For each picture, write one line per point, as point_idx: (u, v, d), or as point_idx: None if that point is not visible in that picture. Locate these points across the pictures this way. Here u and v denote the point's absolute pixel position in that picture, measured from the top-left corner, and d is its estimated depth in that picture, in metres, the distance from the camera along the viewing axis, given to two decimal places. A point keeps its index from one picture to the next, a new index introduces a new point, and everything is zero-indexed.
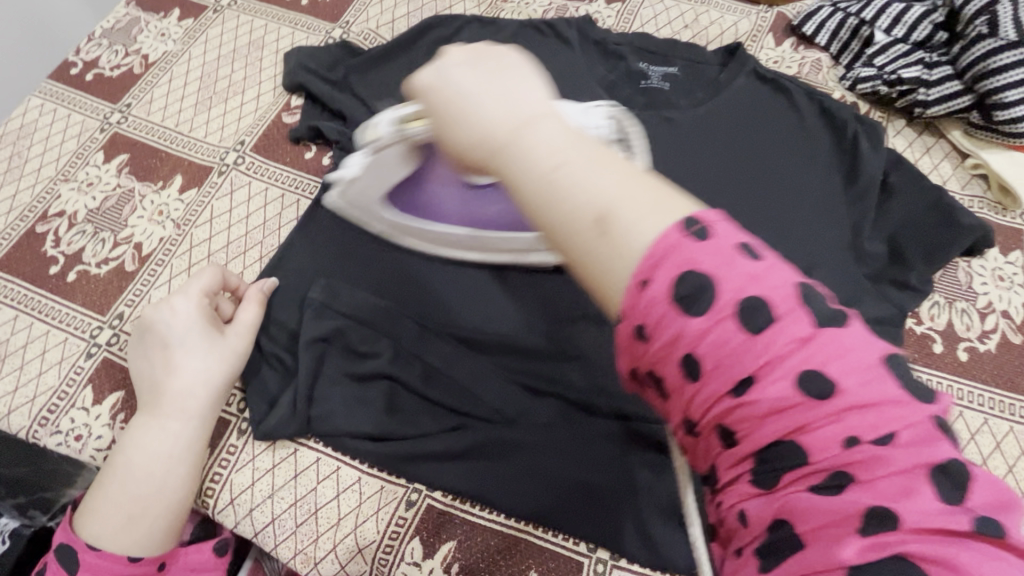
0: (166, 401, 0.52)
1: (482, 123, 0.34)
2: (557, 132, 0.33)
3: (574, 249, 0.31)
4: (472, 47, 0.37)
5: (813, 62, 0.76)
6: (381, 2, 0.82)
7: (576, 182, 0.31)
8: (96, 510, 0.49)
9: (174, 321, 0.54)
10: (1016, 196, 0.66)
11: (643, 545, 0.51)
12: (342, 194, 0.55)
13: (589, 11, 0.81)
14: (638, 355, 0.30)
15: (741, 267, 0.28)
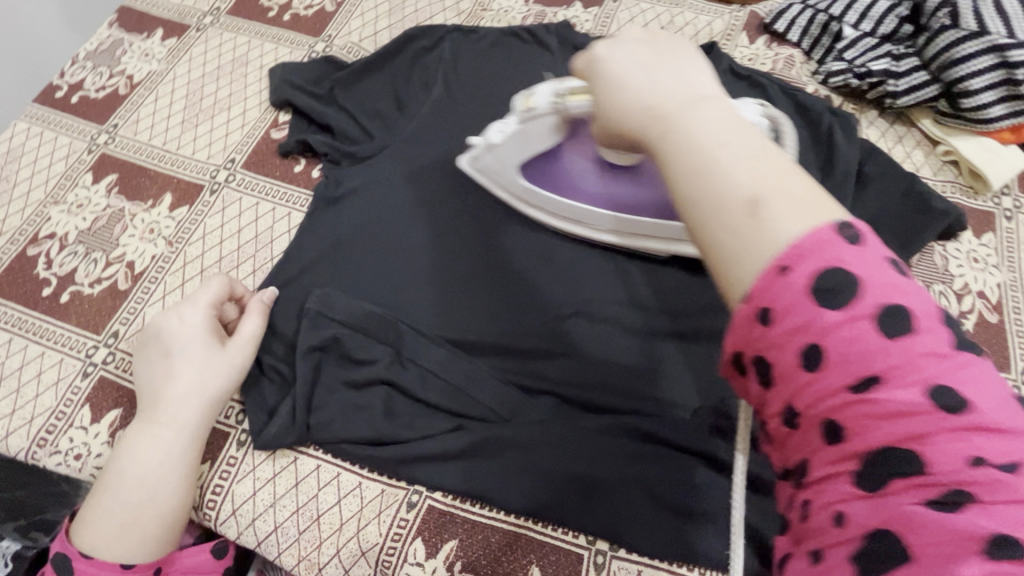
0: (162, 411, 0.53)
1: (647, 93, 0.33)
2: (722, 113, 0.31)
3: (703, 225, 0.29)
4: (650, 32, 0.37)
5: (786, 58, 0.78)
6: (362, 15, 0.83)
7: (729, 162, 0.29)
8: (93, 515, 0.50)
9: (182, 329, 0.55)
10: (987, 179, 0.68)
11: (641, 535, 0.51)
12: (481, 164, 0.64)
13: (567, 15, 0.83)
14: (755, 333, 0.28)
15: (888, 277, 0.26)
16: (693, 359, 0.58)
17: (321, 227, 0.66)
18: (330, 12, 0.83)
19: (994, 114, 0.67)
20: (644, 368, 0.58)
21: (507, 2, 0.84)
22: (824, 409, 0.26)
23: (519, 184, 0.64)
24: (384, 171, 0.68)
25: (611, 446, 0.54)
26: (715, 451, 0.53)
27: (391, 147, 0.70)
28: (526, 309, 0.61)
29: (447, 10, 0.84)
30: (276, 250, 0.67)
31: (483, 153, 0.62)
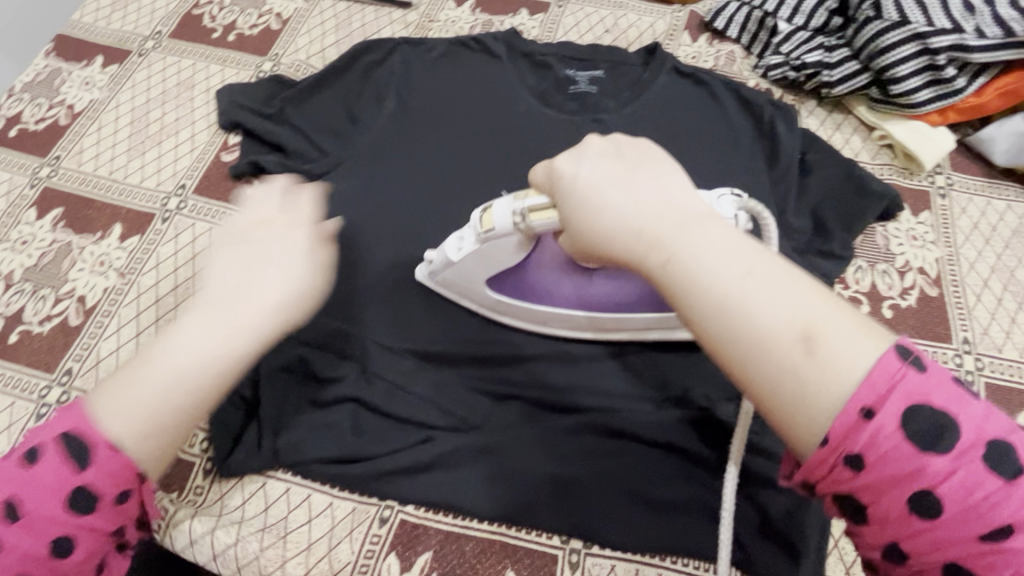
0: (231, 312, 0.41)
1: (642, 223, 0.37)
2: (724, 238, 0.35)
3: (756, 362, 0.32)
4: (613, 147, 0.42)
5: (727, 55, 0.80)
6: (309, 32, 0.83)
7: (762, 297, 0.33)
8: (118, 393, 0.39)
9: (281, 237, 0.45)
10: (920, 160, 0.71)
11: (614, 530, 0.52)
12: (440, 277, 0.59)
13: (514, 23, 0.84)
14: (846, 478, 0.31)
15: (973, 409, 0.31)
16: (659, 354, 0.59)
17: None
18: (276, 31, 0.83)
19: (921, 98, 0.71)
20: (608, 365, 0.59)
21: (454, 12, 0.85)
22: (933, 544, 0.30)
23: (489, 297, 0.59)
24: (340, 189, 0.68)
25: (580, 446, 0.54)
26: (680, 441, 0.54)
27: (347, 163, 0.70)
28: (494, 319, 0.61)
29: (394, 23, 0.84)
30: None
31: (443, 269, 0.58)
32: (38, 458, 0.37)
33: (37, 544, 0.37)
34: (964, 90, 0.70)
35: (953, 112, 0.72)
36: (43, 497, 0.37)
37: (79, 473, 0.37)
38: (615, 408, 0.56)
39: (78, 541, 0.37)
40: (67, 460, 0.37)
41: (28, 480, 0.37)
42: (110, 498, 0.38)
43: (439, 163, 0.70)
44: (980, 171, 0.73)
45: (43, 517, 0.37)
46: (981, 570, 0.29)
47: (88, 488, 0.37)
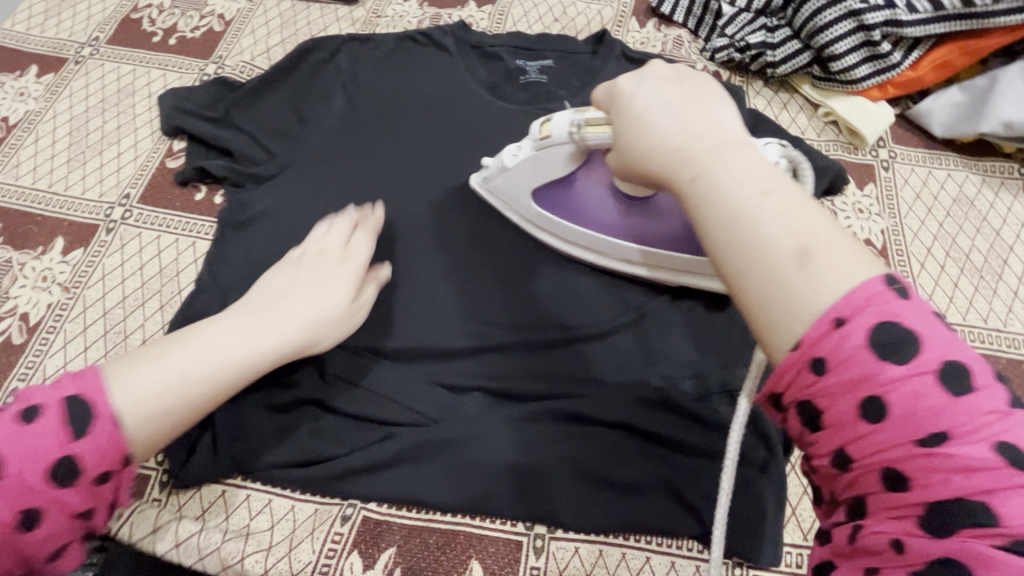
0: (276, 325, 0.49)
1: (682, 138, 0.38)
2: (753, 161, 0.35)
3: (750, 272, 0.32)
4: (680, 72, 0.43)
5: (675, 39, 0.81)
6: (253, 33, 0.81)
7: (767, 211, 0.33)
8: (142, 366, 0.43)
9: (335, 269, 0.54)
10: (862, 135, 0.73)
11: (575, 513, 0.53)
12: (491, 186, 0.63)
13: (462, 15, 0.84)
14: (808, 383, 0.31)
15: (943, 333, 0.30)
16: (617, 338, 0.59)
17: (231, 254, 0.64)
18: (219, 33, 0.81)
19: (861, 74, 0.72)
20: (569, 350, 0.59)
21: (401, 7, 0.84)
22: (881, 454, 0.29)
23: (533, 210, 0.62)
24: (291, 190, 0.67)
25: (541, 432, 0.55)
26: (640, 423, 0.55)
27: (296, 163, 0.69)
28: (460, 313, 0.61)
29: (341, 20, 0.83)
30: (183, 282, 0.64)
31: (496, 176, 0.62)
32: (37, 418, 0.37)
33: (5, 509, 0.36)
34: (900, 65, 0.72)
35: (891, 86, 0.73)
36: (30, 460, 0.37)
37: (70, 443, 0.37)
38: (574, 393, 0.56)
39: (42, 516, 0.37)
40: (63, 426, 0.38)
41: (17, 439, 0.37)
42: (90, 477, 0.38)
43: (391, 158, 0.69)
44: (921, 143, 0.75)
45: (21, 481, 0.36)
46: (924, 487, 0.28)
47: (70, 462, 0.37)
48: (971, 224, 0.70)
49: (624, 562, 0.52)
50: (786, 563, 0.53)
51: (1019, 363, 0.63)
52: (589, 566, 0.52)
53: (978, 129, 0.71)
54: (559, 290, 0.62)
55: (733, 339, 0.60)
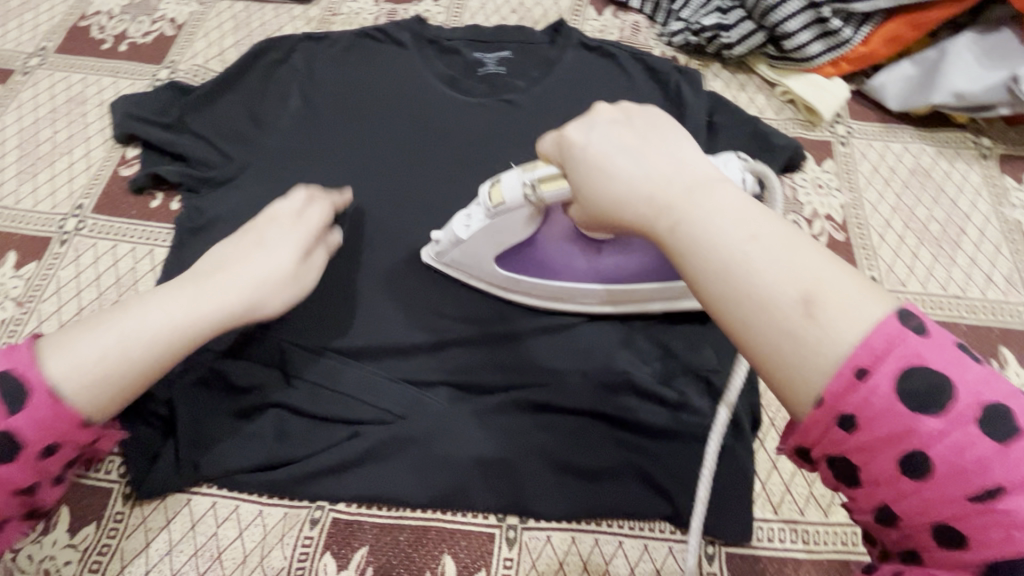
0: (217, 286, 0.48)
1: (651, 188, 0.35)
2: (733, 201, 0.33)
3: (751, 322, 0.30)
4: (621, 109, 0.41)
5: (632, 25, 0.81)
6: (206, 36, 0.80)
7: (761, 257, 0.31)
8: (76, 339, 0.43)
9: (284, 231, 0.53)
10: (818, 112, 0.74)
11: (546, 502, 0.53)
12: (447, 254, 0.58)
13: (418, 10, 0.83)
14: (841, 440, 0.29)
15: (974, 370, 0.27)
16: (583, 326, 0.59)
17: (189, 260, 0.63)
18: (171, 37, 0.80)
19: (813, 52, 0.73)
20: (531, 341, 0.59)
21: (356, 4, 0.83)
22: (925, 507, 0.27)
23: (499, 274, 0.58)
24: (249, 193, 0.66)
25: (508, 423, 0.55)
26: (606, 408, 0.55)
27: (253, 166, 0.68)
28: (421, 308, 0.60)
29: (296, 19, 0.82)
30: (142, 290, 0.63)
31: (451, 247, 0.57)
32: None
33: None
34: (851, 41, 0.73)
35: (844, 62, 0.74)
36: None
37: (6, 418, 0.38)
38: (540, 382, 0.56)
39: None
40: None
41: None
42: (36, 448, 0.39)
43: (349, 156, 0.69)
44: (876, 117, 0.76)
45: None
46: (978, 539, 0.26)
47: (13, 437, 0.38)
48: (927, 195, 0.71)
49: (597, 547, 0.52)
50: (758, 538, 0.53)
51: (978, 328, 0.64)
52: (562, 553, 0.52)
53: (931, 99, 0.72)
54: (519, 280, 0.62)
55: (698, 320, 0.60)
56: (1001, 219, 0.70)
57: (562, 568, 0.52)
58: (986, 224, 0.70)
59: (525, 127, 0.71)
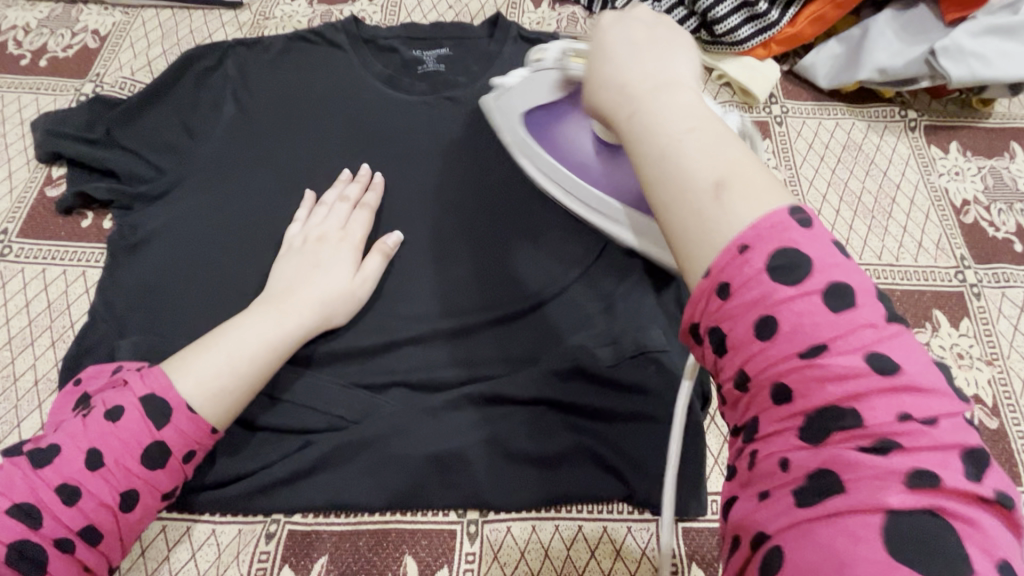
0: (295, 301, 0.55)
1: (627, 80, 0.36)
2: (697, 104, 0.34)
3: (667, 203, 0.31)
4: (645, 10, 0.40)
5: (569, 16, 0.82)
6: (132, 46, 0.77)
7: (692, 147, 0.31)
8: (195, 361, 0.49)
9: (335, 250, 0.60)
10: (753, 94, 0.76)
11: (503, 495, 0.53)
12: (487, 101, 0.60)
13: (354, 10, 0.82)
14: (716, 307, 0.29)
15: (831, 254, 0.28)
16: (533, 317, 0.60)
17: (124, 279, 0.62)
18: (94, 49, 0.77)
19: (744, 35, 0.75)
20: (480, 335, 0.59)
21: (289, 7, 0.82)
22: (767, 367, 0.27)
23: (519, 133, 0.60)
24: (183, 205, 0.64)
25: (461, 419, 0.55)
26: (558, 396, 0.55)
27: (186, 178, 0.66)
28: (375, 310, 0.60)
29: (226, 25, 0.80)
30: (75, 315, 0.62)
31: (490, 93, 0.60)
32: (123, 416, 0.45)
33: (112, 491, 0.45)
34: (779, 22, 0.75)
35: (775, 44, 0.76)
36: (127, 449, 0.45)
37: (157, 431, 0.46)
38: (493, 375, 0.58)
39: (142, 494, 0.46)
40: (148, 419, 0.46)
41: (112, 434, 0.45)
42: (179, 456, 0.47)
43: (290, 163, 0.67)
44: (809, 96, 0.78)
45: (122, 466, 0.45)
46: (805, 395, 0.26)
47: (161, 448, 0.46)
48: (860, 168, 0.74)
49: (557, 534, 0.53)
50: (712, 510, 0.55)
51: (912, 293, 0.66)
52: (522, 543, 0.53)
53: (856, 76, 0.74)
54: (466, 274, 0.62)
55: (647, 304, 0.60)
56: (929, 188, 0.73)
57: (524, 557, 0.52)
58: (915, 193, 0.73)
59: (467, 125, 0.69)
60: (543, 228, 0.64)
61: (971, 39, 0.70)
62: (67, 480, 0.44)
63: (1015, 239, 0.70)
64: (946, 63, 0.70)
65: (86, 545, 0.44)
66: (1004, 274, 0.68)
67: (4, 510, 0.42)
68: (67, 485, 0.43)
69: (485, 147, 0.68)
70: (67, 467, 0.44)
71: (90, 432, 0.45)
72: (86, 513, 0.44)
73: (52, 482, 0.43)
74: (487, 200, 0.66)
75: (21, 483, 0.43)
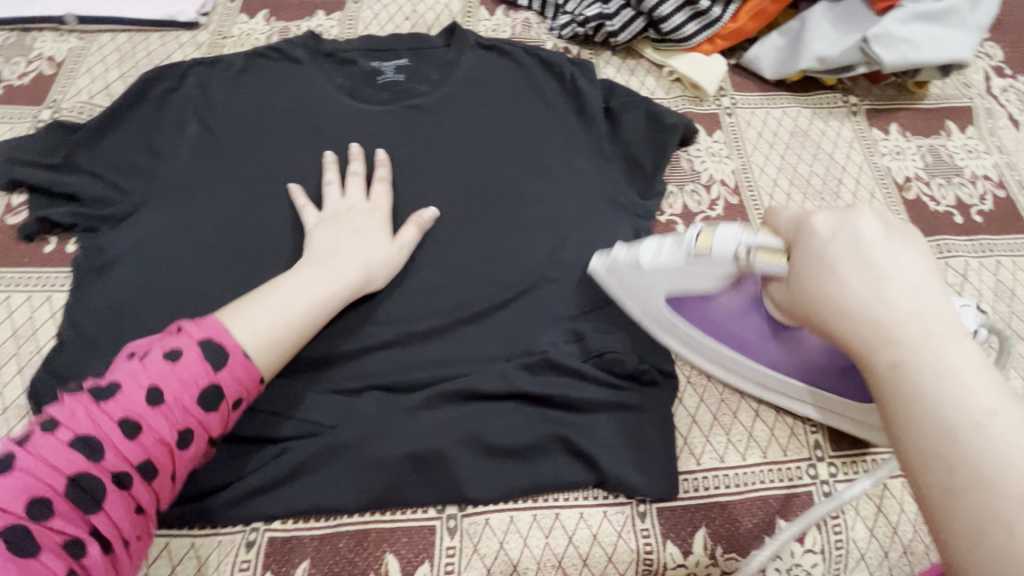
0: (340, 266, 0.58)
1: (884, 315, 0.36)
2: (979, 367, 0.33)
3: (958, 493, 0.31)
4: (882, 220, 0.41)
5: (523, 22, 0.85)
6: (89, 70, 0.77)
7: (996, 432, 0.31)
8: (247, 313, 0.52)
9: (369, 215, 0.64)
10: (703, 87, 0.79)
11: (480, 487, 0.54)
12: (617, 274, 0.58)
13: (311, 25, 0.83)
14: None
15: None
16: (503, 313, 0.62)
17: (90, 301, 0.62)
18: (50, 75, 0.77)
19: (689, 32, 0.79)
20: (452, 334, 0.61)
21: (247, 25, 0.83)
22: None
23: (660, 310, 0.58)
24: (149, 224, 0.65)
25: (436, 417, 0.56)
26: (529, 388, 0.57)
27: (151, 198, 0.66)
28: (347, 318, 0.60)
29: (184, 46, 0.80)
30: (42, 340, 0.63)
31: (626, 267, 0.57)
32: (182, 357, 0.48)
33: (171, 428, 0.47)
34: (722, 19, 0.79)
35: (720, 39, 0.80)
36: (184, 389, 0.47)
37: (213, 374, 0.48)
38: (465, 371, 0.59)
39: (196, 436, 0.48)
40: (205, 362, 0.48)
41: (172, 373, 0.47)
42: (228, 401, 0.49)
43: (253, 175, 0.68)
44: (757, 87, 0.82)
45: (182, 404, 0.47)
46: None
47: (215, 391, 0.48)
48: (808, 153, 0.77)
49: (536, 523, 0.55)
50: (685, 489, 0.57)
51: None
52: (501, 534, 0.54)
53: (798, 66, 0.78)
54: (436, 276, 0.63)
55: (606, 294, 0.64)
56: (873, 168, 0.77)
57: (504, 548, 0.54)
58: (861, 173, 0.76)
59: (429, 131, 0.71)
60: (507, 228, 0.66)
61: (899, 25, 0.74)
62: (129, 415, 0.45)
63: (956, 212, 0.74)
64: (879, 49, 0.74)
65: (143, 481, 0.46)
66: (946, 245, 0.71)
67: (70, 441, 0.44)
68: (128, 419, 0.45)
69: (447, 152, 0.70)
70: (131, 402, 0.46)
71: (150, 371, 0.47)
72: (146, 447, 0.45)
73: (116, 415, 0.45)
74: (453, 204, 0.67)
75: (85, 417, 0.45)
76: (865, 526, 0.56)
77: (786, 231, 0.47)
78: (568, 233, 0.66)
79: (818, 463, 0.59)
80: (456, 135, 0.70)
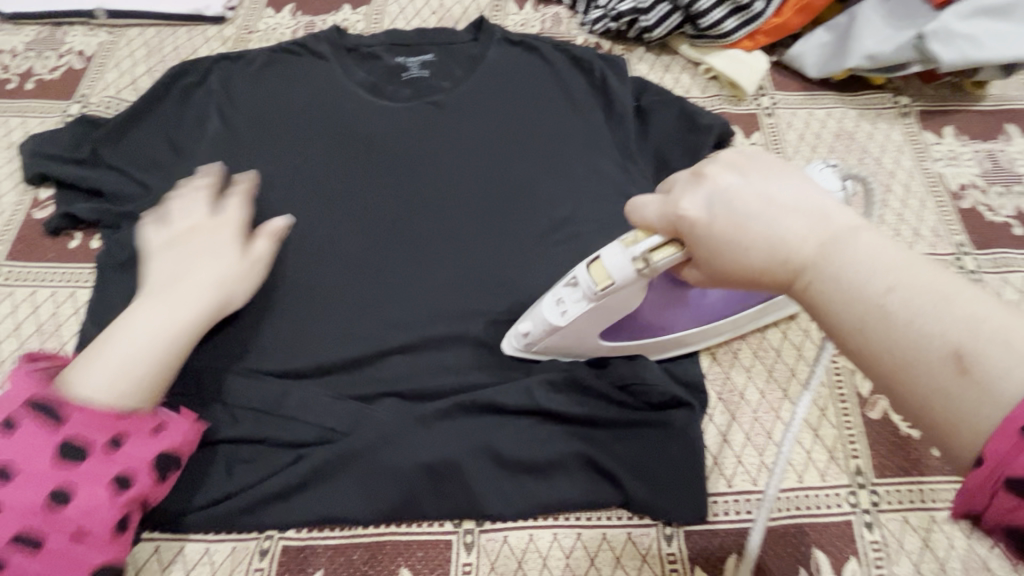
0: (179, 287, 0.54)
1: (783, 251, 0.36)
2: (877, 261, 0.33)
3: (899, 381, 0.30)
4: (741, 162, 0.40)
5: (553, 16, 0.82)
6: (117, 65, 0.77)
7: (907, 315, 0.30)
8: (82, 360, 0.49)
9: (213, 234, 0.58)
10: (741, 86, 0.75)
11: (498, 503, 0.52)
12: (537, 345, 0.56)
13: (337, 20, 0.82)
14: (1008, 508, 0.27)
15: None
16: None
17: (111, 299, 0.62)
18: (81, 70, 0.77)
19: (730, 27, 0.75)
20: (471, 341, 0.59)
21: (273, 19, 0.82)
22: None
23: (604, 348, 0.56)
24: None
25: (453, 428, 0.54)
26: (550, 401, 0.54)
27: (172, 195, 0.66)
28: (362, 318, 0.59)
29: (210, 40, 0.80)
30: (65, 336, 0.63)
31: (544, 335, 0.54)
32: (14, 429, 0.45)
33: (38, 492, 0.45)
34: (765, 13, 0.75)
35: (761, 35, 0.76)
36: (33, 455, 0.45)
37: (58, 431, 0.46)
38: (485, 381, 0.57)
39: (74, 488, 0.46)
40: (43, 425, 0.46)
41: (11, 446, 0.45)
42: (93, 450, 0.46)
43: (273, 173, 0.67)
44: (799, 86, 0.78)
45: (38, 468, 0.45)
46: None
47: (72, 441, 0.46)
48: (853, 156, 0.73)
49: (556, 542, 0.52)
50: (714, 512, 0.54)
51: None
52: (519, 552, 0.52)
53: (846, 64, 0.73)
54: (455, 280, 0.61)
55: None
56: (924, 174, 0.72)
57: (521, 566, 0.52)
58: (911, 179, 0.71)
59: (452, 130, 0.68)
60: (530, 232, 0.64)
61: (959, 20, 0.69)
62: None
63: (1015, 222, 0.68)
64: (936, 46, 0.69)
65: (32, 550, 0.44)
66: (1005, 258, 0.66)
67: None
68: None
69: (470, 151, 0.67)
70: None
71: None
72: (19, 517, 0.44)
73: None
74: (476, 205, 0.65)
75: None
76: (910, 561, 0.52)
77: (658, 229, 0.43)
78: (594, 239, 0.63)
79: (859, 490, 0.55)
80: (478, 134, 0.68)
